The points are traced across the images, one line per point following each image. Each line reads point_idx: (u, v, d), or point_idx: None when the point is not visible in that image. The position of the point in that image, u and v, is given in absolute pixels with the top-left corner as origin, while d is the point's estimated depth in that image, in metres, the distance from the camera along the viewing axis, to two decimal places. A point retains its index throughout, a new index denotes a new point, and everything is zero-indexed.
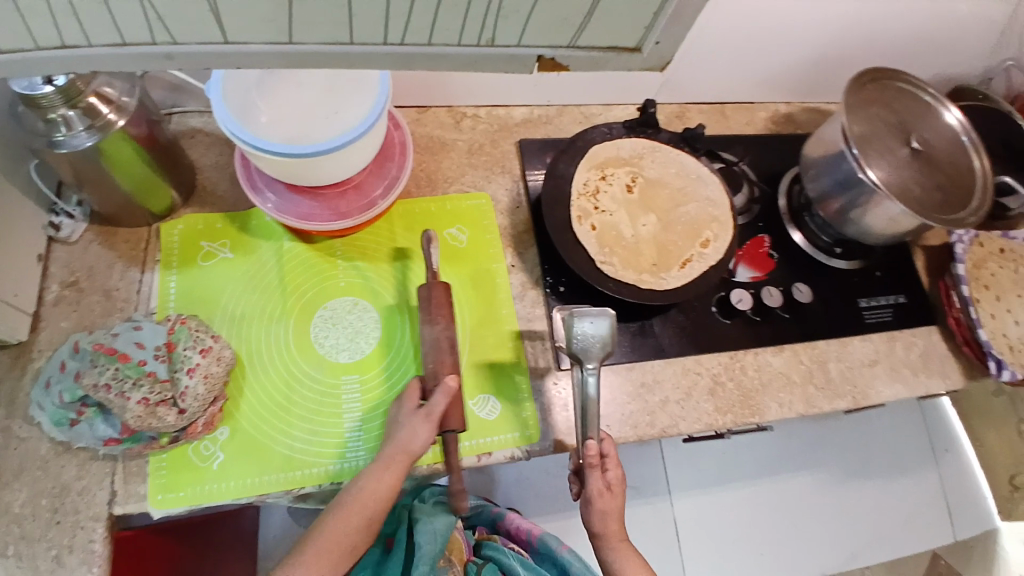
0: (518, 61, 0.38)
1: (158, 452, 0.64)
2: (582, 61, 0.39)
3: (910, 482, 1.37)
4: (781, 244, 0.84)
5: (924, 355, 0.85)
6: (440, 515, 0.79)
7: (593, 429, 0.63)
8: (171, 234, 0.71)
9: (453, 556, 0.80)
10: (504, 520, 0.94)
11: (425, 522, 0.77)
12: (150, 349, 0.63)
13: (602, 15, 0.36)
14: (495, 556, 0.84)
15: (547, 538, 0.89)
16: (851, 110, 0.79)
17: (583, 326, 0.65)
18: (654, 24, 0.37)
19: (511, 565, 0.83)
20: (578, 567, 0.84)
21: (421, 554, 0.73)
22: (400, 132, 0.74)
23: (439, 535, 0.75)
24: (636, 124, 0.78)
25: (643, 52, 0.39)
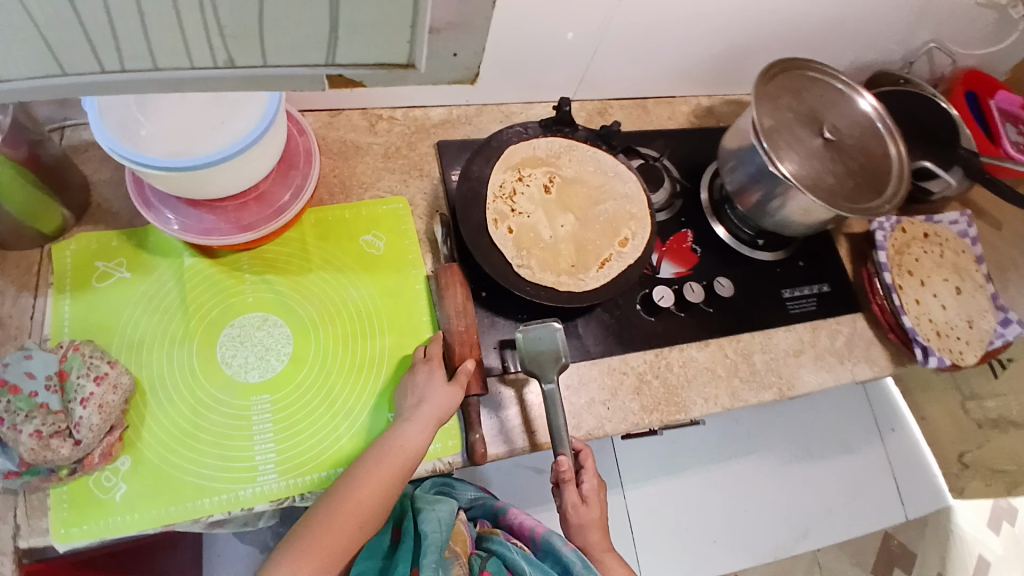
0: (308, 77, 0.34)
1: (58, 485, 0.60)
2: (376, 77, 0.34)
3: (856, 460, 1.40)
4: (704, 238, 0.84)
5: (848, 342, 0.86)
6: (442, 502, 0.77)
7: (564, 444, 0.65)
8: (63, 256, 0.67)
9: (457, 547, 0.74)
10: (507, 515, 0.85)
11: (429, 510, 0.74)
12: (41, 379, 0.58)
13: (356, 27, 0.31)
14: (500, 551, 0.76)
15: (552, 534, 0.78)
16: (764, 102, 0.79)
17: (534, 340, 0.68)
18: (417, 36, 0.32)
19: (516, 562, 0.74)
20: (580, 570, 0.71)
21: (428, 542, 0.70)
22: (305, 138, 0.72)
23: (444, 521, 0.73)
24: (552, 123, 0.77)
25: (420, 68, 0.34)
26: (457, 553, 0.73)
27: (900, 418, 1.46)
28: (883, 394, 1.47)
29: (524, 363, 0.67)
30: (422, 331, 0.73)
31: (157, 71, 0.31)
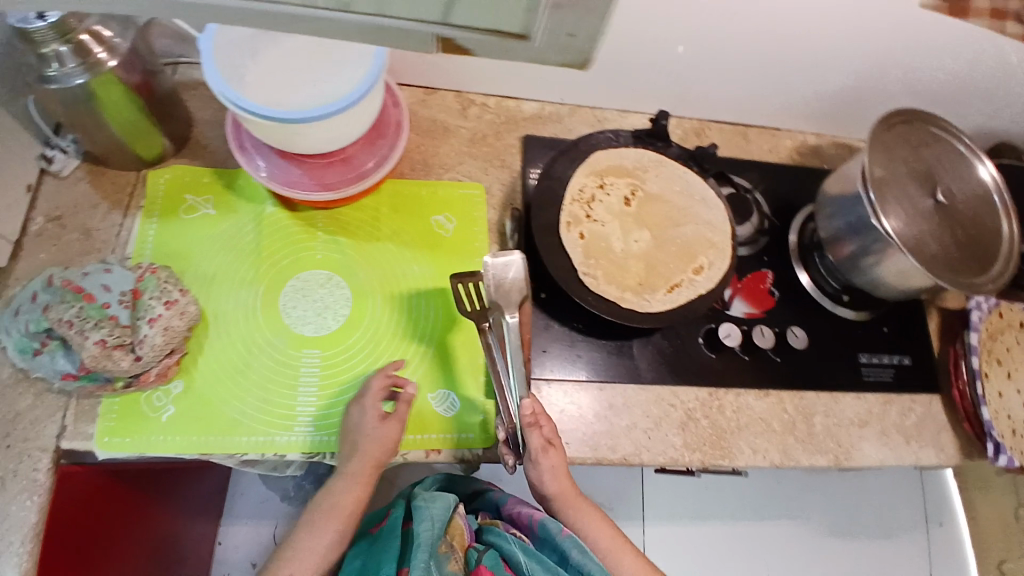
0: (414, 36, 0.33)
1: (110, 395, 0.64)
2: (485, 46, 0.33)
3: (898, 549, 1.29)
4: (784, 282, 0.80)
5: (919, 423, 0.79)
6: (440, 497, 0.71)
7: (525, 389, 0.63)
8: (157, 183, 0.71)
9: (454, 541, 0.70)
10: (506, 504, 0.80)
11: (423, 507, 0.69)
12: (116, 293, 0.62)
13: None
14: (496, 542, 0.72)
15: (547, 520, 0.73)
16: (877, 150, 0.73)
17: (495, 269, 0.61)
18: (536, 7, 0.30)
19: (511, 553, 0.70)
20: (579, 557, 0.69)
21: (420, 542, 0.65)
22: (398, 110, 0.72)
23: (438, 521, 0.67)
24: (645, 135, 0.75)
25: (533, 40, 0.32)
26: (452, 549, 0.68)
27: (950, 513, 1.33)
28: (939, 484, 1.34)
29: (487, 290, 0.62)
30: (475, 320, 0.72)
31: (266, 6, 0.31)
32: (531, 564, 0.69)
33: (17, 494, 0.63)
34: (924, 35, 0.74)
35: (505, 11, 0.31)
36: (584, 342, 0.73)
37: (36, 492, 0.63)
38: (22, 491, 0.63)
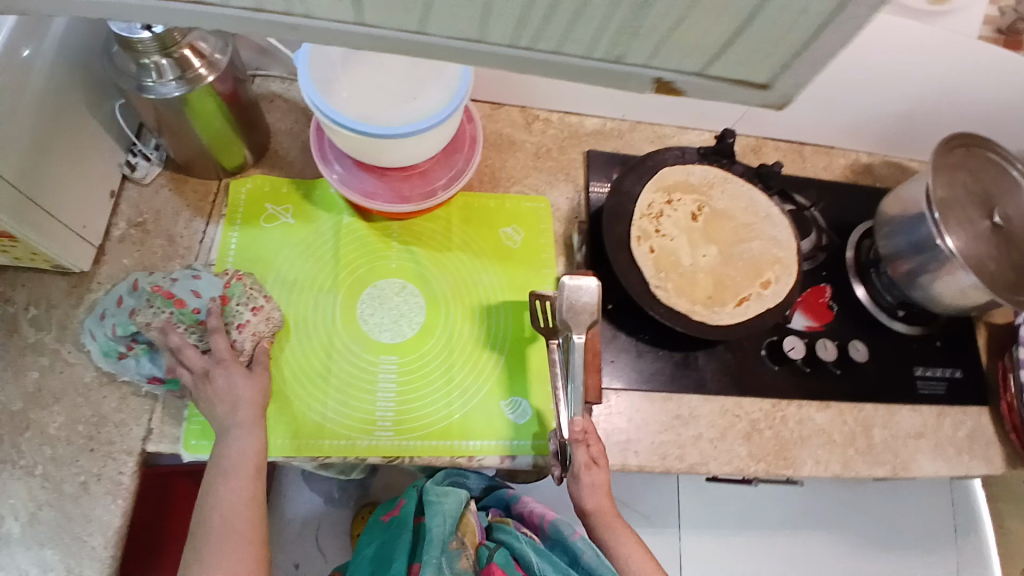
0: (634, 79, 0.32)
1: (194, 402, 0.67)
2: (702, 92, 0.33)
3: (929, 562, 1.30)
4: (841, 296, 0.83)
5: (970, 435, 0.81)
6: (452, 493, 0.72)
7: (579, 406, 0.63)
8: (238, 192, 0.73)
9: (465, 539, 0.70)
10: (518, 501, 0.79)
11: (435, 502, 0.71)
12: (206, 299, 0.64)
13: (740, 45, 0.29)
14: (507, 540, 0.71)
15: (560, 521, 0.73)
16: (936, 171, 0.75)
17: (570, 291, 0.65)
18: (792, 65, 0.30)
19: (523, 552, 0.69)
20: (591, 559, 0.69)
21: (432, 538, 0.67)
22: (473, 125, 0.74)
23: (449, 517, 0.69)
24: (710, 152, 0.77)
25: (773, 90, 0.32)
26: (464, 545, 0.69)
27: (978, 525, 1.34)
28: (966, 497, 1.35)
29: (559, 312, 0.65)
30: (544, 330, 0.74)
31: (509, 48, 0.30)
32: (542, 563, 0.69)
33: (101, 495, 0.64)
34: (981, 61, 0.77)
35: (761, 68, 0.31)
36: (650, 354, 0.75)
37: (119, 495, 0.64)
38: (106, 493, 0.64)
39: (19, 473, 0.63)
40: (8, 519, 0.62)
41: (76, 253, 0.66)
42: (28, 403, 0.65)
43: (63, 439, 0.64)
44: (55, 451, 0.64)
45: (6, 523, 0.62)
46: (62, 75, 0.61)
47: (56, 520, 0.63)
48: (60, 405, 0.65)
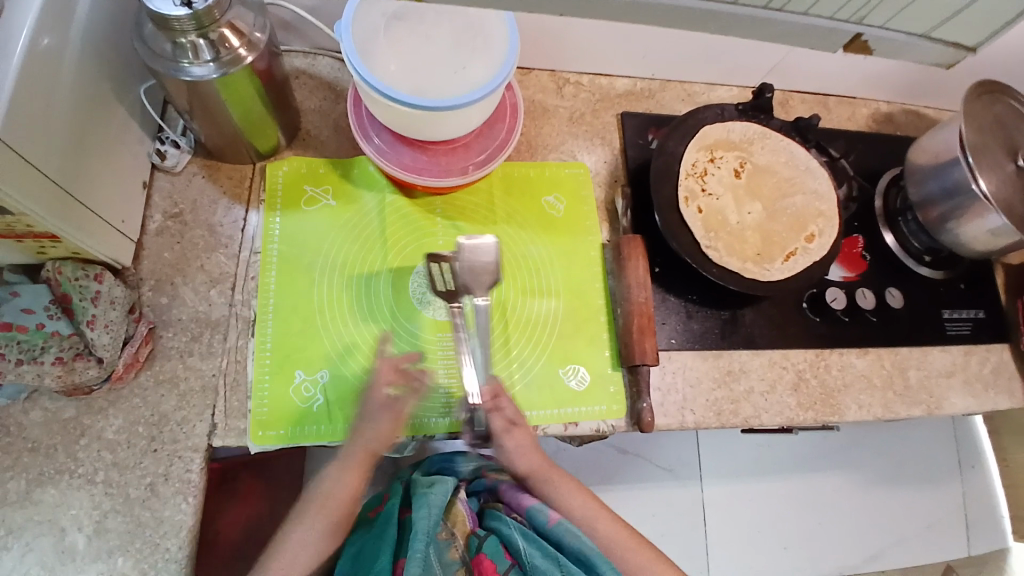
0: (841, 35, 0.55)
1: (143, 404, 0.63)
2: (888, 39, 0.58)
3: (935, 492, 1.38)
4: (872, 244, 0.85)
5: (996, 371, 0.84)
6: (439, 484, 0.73)
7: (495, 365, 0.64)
8: (276, 175, 0.71)
9: (455, 528, 0.72)
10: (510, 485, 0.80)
11: (423, 494, 0.71)
12: (39, 310, 0.59)
13: None
14: (497, 527, 0.72)
15: (548, 504, 0.74)
16: (967, 117, 0.77)
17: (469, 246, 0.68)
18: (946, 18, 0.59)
19: (511, 538, 0.70)
20: (579, 539, 0.70)
21: (417, 530, 0.66)
22: (512, 93, 0.73)
23: (436, 508, 0.69)
24: (749, 108, 0.78)
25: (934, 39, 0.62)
26: (453, 536, 0.71)
27: (981, 456, 1.42)
28: (969, 431, 1.43)
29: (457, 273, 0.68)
30: (595, 296, 0.74)
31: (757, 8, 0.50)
32: (530, 548, 0.69)
33: (171, 496, 0.61)
34: None
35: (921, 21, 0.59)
36: (699, 313, 0.76)
37: (189, 494, 0.61)
38: (175, 493, 0.61)
39: (79, 482, 0.60)
40: (73, 530, 0.59)
41: (116, 248, 0.63)
42: (81, 409, 0.62)
43: (124, 443, 0.62)
44: (115, 456, 0.61)
45: (71, 536, 0.59)
46: (89, 61, 0.58)
47: (125, 526, 0.60)
48: (115, 408, 0.63)
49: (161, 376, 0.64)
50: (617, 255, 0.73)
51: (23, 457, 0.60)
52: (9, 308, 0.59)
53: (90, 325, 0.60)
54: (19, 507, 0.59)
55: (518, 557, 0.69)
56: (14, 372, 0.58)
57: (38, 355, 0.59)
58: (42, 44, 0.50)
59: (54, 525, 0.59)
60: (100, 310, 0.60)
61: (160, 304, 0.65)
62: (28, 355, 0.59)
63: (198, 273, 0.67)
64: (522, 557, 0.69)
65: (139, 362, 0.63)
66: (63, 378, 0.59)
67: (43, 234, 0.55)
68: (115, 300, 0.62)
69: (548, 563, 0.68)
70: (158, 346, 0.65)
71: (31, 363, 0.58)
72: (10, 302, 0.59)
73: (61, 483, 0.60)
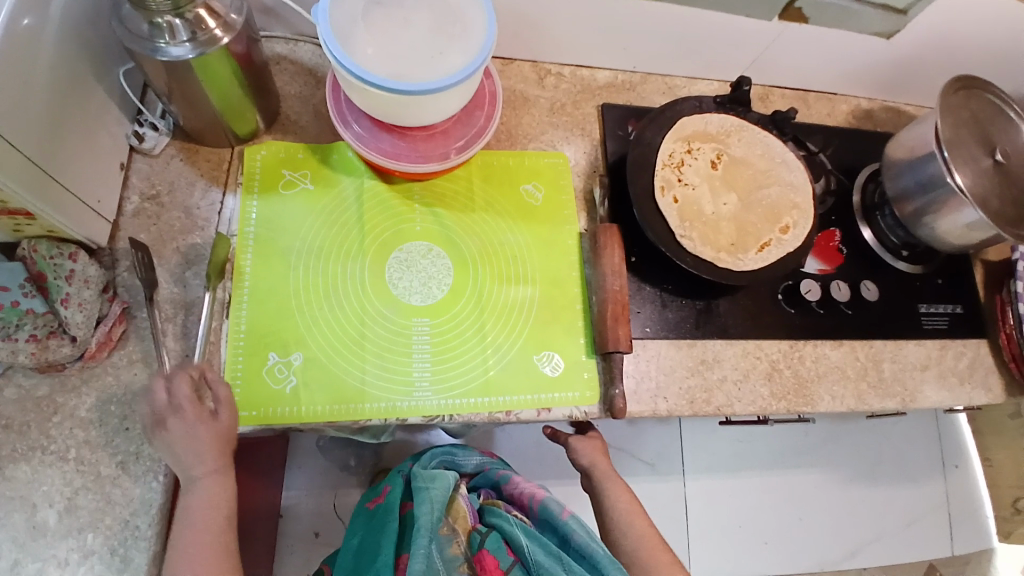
0: None
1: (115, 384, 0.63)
2: None
3: (916, 491, 1.38)
4: (849, 238, 0.86)
5: (970, 366, 0.85)
6: (440, 478, 0.74)
7: None
8: (254, 159, 0.71)
9: (457, 524, 0.73)
10: (507, 483, 0.84)
11: (424, 488, 0.72)
12: (13, 287, 0.59)
13: None
14: (499, 525, 0.74)
15: (548, 501, 0.79)
16: (942, 111, 0.78)
17: None
18: None
19: (513, 535, 0.72)
20: (580, 536, 0.74)
21: (420, 526, 0.68)
22: (491, 81, 0.73)
23: (437, 503, 0.71)
24: (726, 101, 0.79)
25: None
26: (455, 531, 0.72)
27: (962, 455, 1.42)
28: (952, 430, 1.43)
29: None
30: (571, 285, 0.74)
31: None
32: (532, 545, 0.72)
33: (142, 474, 0.61)
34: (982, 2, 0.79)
35: None
36: (675, 303, 0.76)
37: (160, 472, 0.62)
38: (147, 471, 0.62)
39: (51, 459, 0.60)
40: (44, 507, 0.59)
41: (91, 227, 0.63)
42: (55, 387, 0.62)
43: (96, 421, 0.62)
44: (87, 434, 0.61)
45: (41, 513, 0.59)
46: (68, 43, 0.58)
47: (96, 503, 0.60)
48: (88, 386, 0.63)
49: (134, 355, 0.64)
50: (595, 244, 0.73)
51: None
52: None
53: (64, 304, 0.60)
54: None
55: (520, 553, 0.71)
56: None
57: (11, 331, 0.59)
58: (22, 23, 0.51)
59: (25, 501, 0.59)
60: (74, 289, 0.61)
61: (134, 285, 0.66)
62: (1, 332, 0.59)
63: (173, 255, 0.67)
64: (524, 554, 0.71)
65: (112, 342, 0.63)
66: (36, 354, 0.59)
67: (18, 212, 0.55)
68: (88, 279, 0.62)
69: (551, 561, 0.71)
70: (132, 326, 0.65)
71: (3, 339, 0.58)
72: None
73: (33, 460, 0.60)
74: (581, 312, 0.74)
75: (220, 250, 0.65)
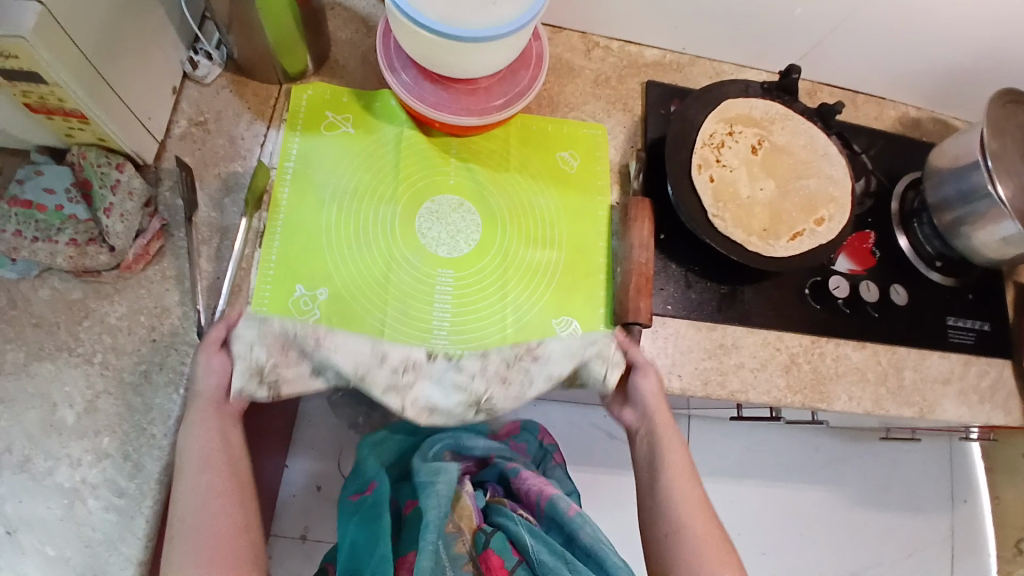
0: None
1: (144, 295, 0.65)
2: None
3: (919, 522, 1.35)
4: (884, 242, 0.85)
5: (994, 385, 0.83)
6: (444, 472, 0.75)
7: None
8: (300, 98, 0.72)
9: (461, 522, 0.74)
10: (515, 477, 0.82)
11: (429, 483, 0.74)
12: (60, 193, 0.63)
13: None
14: (503, 524, 0.75)
15: (558, 499, 0.77)
16: (992, 120, 0.76)
17: None
18: None
19: (517, 534, 0.73)
20: (587, 536, 0.73)
21: (428, 521, 0.69)
22: (539, 43, 0.73)
23: (443, 498, 0.72)
24: (774, 88, 0.78)
25: None
26: (460, 529, 0.73)
27: (973, 490, 1.38)
28: (965, 464, 1.38)
29: None
30: (597, 255, 0.74)
31: None
32: (537, 545, 0.71)
33: (163, 385, 0.63)
34: None
35: None
36: (699, 284, 0.76)
37: (180, 386, 0.63)
38: (167, 383, 0.63)
39: (76, 361, 0.63)
40: (63, 407, 0.61)
41: (139, 141, 0.65)
42: (88, 292, 0.64)
43: (124, 329, 0.64)
44: (115, 340, 0.63)
45: (60, 411, 0.61)
46: None
47: (115, 408, 0.62)
48: (120, 296, 0.65)
49: (166, 270, 0.66)
50: (625, 216, 0.73)
51: (25, 331, 0.63)
52: (34, 187, 0.63)
53: (107, 213, 0.62)
54: (14, 378, 0.61)
55: (524, 553, 0.71)
56: (28, 250, 0.61)
57: (53, 234, 0.62)
58: None
59: (45, 399, 0.61)
60: (118, 199, 0.63)
61: (175, 205, 0.68)
62: (43, 234, 0.62)
63: (214, 180, 0.69)
64: (529, 553, 0.71)
65: (148, 255, 0.65)
66: (74, 259, 0.62)
67: (73, 112, 0.58)
68: (132, 191, 0.64)
69: (555, 560, 0.70)
70: (169, 243, 0.67)
71: (45, 242, 0.61)
72: (35, 180, 0.63)
73: (59, 359, 0.62)
74: (604, 283, 0.74)
75: (260, 179, 0.67)
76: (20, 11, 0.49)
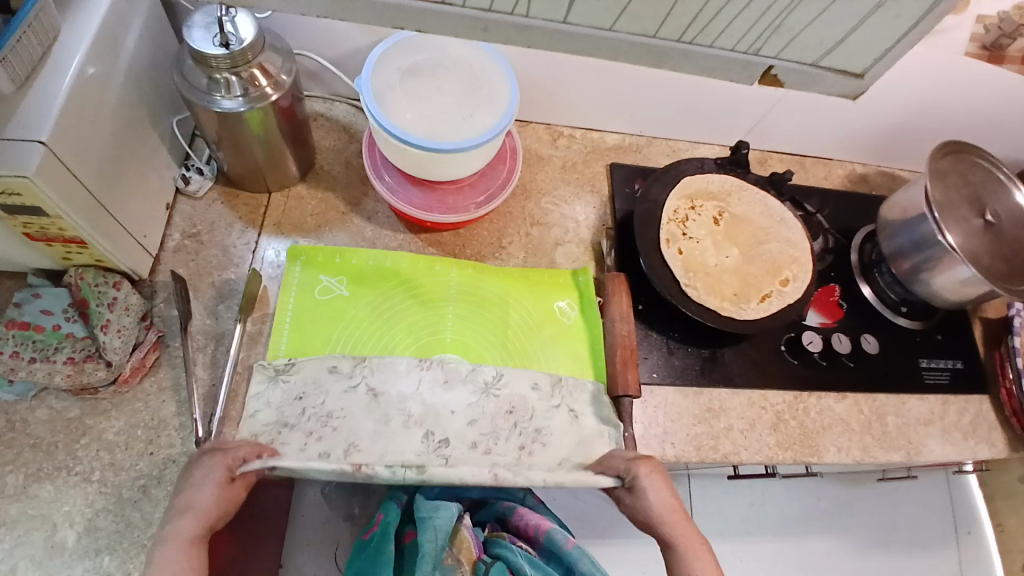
0: None
1: (138, 410, 0.66)
2: None
3: (929, 559, 1.25)
4: (850, 294, 0.90)
5: (974, 421, 0.86)
6: (444, 507, 0.68)
7: None
8: (293, 272, 0.73)
9: (461, 554, 0.67)
10: (513, 514, 0.75)
11: (428, 518, 0.66)
12: (58, 313, 0.64)
13: None
14: (503, 554, 0.69)
15: (553, 531, 0.72)
16: (933, 176, 0.83)
17: None
18: None
19: (517, 564, 0.67)
20: (586, 567, 0.69)
21: (422, 553, 0.64)
22: (512, 139, 0.82)
23: (442, 533, 0.65)
24: (727, 163, 0.85)
25: None
26: (459, 562, 0.66)
27: (976, 520, 1.30)
28: (964, 495, 1.32)
29: None
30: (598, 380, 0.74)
31: None
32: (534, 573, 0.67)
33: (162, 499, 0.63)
34: (959, 79, 0.86)
35: None
36: (680, 350, 0.79)
37: None
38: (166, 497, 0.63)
39: (75, 480, 0.62)
40: (64, 527, 0.61)
41: (134, 258, 0.68)
42: (85, 410, 0.65)
43: (122, 444, 0.64)
44: (112, 456, 0.64)
45: (61, 532, 0.60)
46: (128, 91, 0.65)
47: (115, 526, 0.61)
48: (118, 411, 0.66)
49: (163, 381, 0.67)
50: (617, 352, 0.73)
51: (24, 453, 0.63)
52: (31, 308, 0.64)
53: (104, 329, 0.64)
54: (14, 500, 0.61)
55: None
56: (26, 369, 0.61)
57: (51, 354, 0.62)
58: (87, 74, 0.57)
59: (47, 520, 0.61)
60: (114, 315, 0.65)
61: (170, 315, 0.70)
62: (41, 354, 0.62)
63: (208, 289, 0.72)
64: None
65: (145, 367, 0.67)
66: (72, 376, 0.62)
67: (73, 239, 0.61)
68: (129, 306, 0.66)
69: None
70: (165, 353, 0.69)
71: (43, 362, 0.62)
72: (32, 303, 0.64)
73: (58, 480, 0.62)
74: (596, 371, 0.74)
75: (253, 284, 0.70)
76: (26, 155, 0.52)
